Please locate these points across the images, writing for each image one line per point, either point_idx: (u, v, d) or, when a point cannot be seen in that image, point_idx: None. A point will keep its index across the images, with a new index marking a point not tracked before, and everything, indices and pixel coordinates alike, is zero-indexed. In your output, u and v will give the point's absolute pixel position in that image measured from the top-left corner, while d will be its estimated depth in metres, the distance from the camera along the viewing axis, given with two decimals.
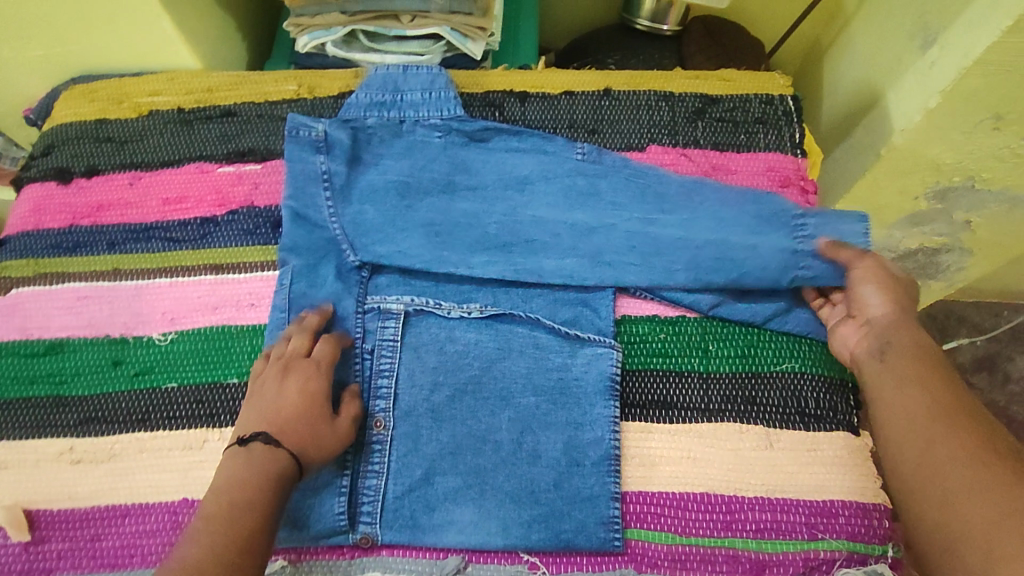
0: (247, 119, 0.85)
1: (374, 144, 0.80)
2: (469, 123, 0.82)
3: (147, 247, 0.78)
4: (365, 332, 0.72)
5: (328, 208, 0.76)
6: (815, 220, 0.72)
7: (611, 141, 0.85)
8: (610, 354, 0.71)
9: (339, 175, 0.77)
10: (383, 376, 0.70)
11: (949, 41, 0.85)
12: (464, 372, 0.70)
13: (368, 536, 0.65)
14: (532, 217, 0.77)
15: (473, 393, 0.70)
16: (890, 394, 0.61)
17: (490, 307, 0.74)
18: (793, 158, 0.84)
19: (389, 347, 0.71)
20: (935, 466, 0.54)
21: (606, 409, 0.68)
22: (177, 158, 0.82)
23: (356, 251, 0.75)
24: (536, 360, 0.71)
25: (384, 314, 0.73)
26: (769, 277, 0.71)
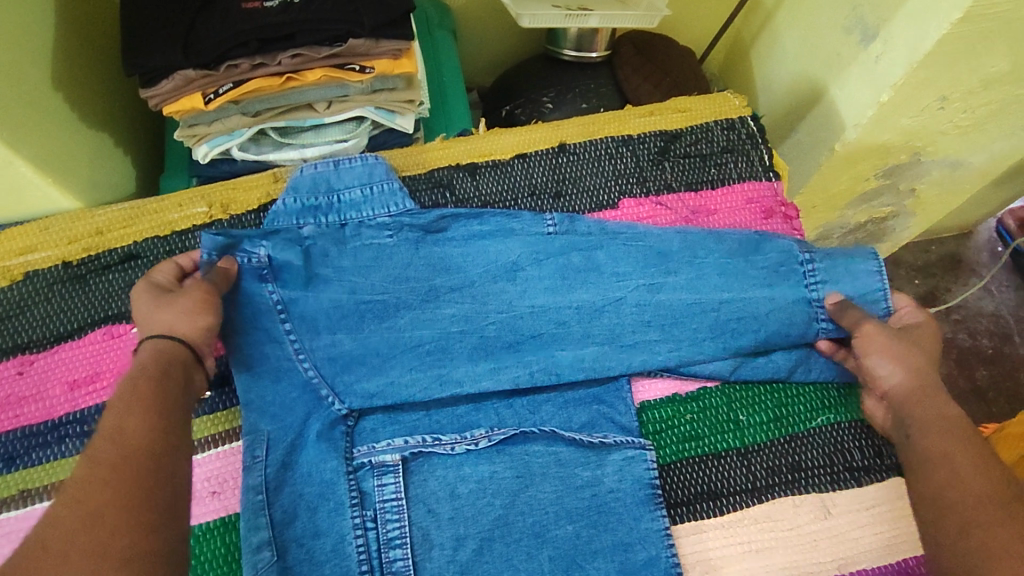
0: (153, 260, 0.71)
1: (330, 257, 0.69)
2: (422, 216, 0.72)
3: (62, 450, 0.63)
4: (362, 495, 0.61)
5: (293, 342, 0.65)
6: (825, 264, 0.70)
7: (579, 203, 0.76)
8: (643, 455, 0.64)
9: (297, 300, 0.66)
10: (396, 546, 0.59)
11: (892, 35, 0.81)
12: (487, 514, 0.61)
13: None
14: (532, 307, 0.69)
15: (504, 537, 0.60)
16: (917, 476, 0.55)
17: (497, 432, 0.64)
18: (768, 183, 0.79)
19: (393, 509, 0.61)
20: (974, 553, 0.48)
21: (656, 522, 0.61)
22: (75, 327, 0.68)
23: (341, 398, 0.65)
24: (562, 481, 0.62)
25: (379, 469, 0.62)
26: (791, 332, 0.68)
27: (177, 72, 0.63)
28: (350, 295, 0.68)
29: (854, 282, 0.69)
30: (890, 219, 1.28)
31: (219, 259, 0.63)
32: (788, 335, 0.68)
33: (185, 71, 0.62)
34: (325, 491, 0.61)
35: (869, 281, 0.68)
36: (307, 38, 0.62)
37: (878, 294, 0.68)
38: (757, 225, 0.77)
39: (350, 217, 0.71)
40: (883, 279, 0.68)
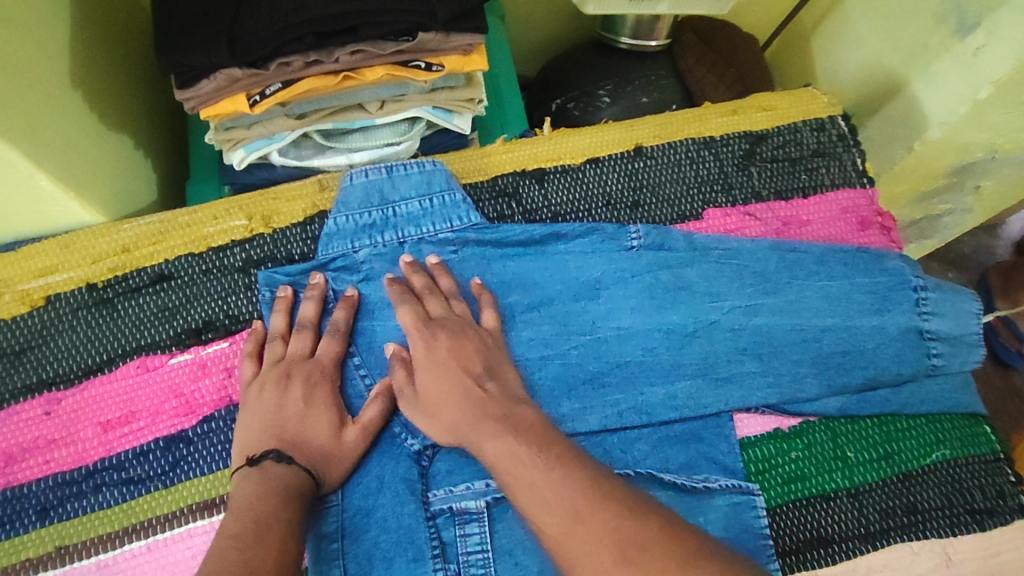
0: (189, 281, 0.63)
1: (396, 276, 0.63)
2: (490, 231, 0.65)
3: (99, 500, 0.56)
4: (443, 545, 0.55)
5: (364, 377, 0.60)
6: (936, 295, 0.66)
7: (660, 213, 0.69)
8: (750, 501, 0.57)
9: (365, 333, 0.62)
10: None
11: (998, 26, 0.74)
12: None
13: None
14: (620, 331, 0.63)
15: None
16: None
17: None
18: (864, 191, 0.72)
19: (478, 561, 0.54)
20: None
21: None
22: (106, 359, 0.60)
23: (416, 434, 0.59)
24: None
25: (461, 517, 0.56)
26: (900, 367, 0.63)
27: (219, 72, 0.54)
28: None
29: (954, 318, 0.66)
30: (947, 216, 1.19)
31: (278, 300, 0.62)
32: (901, 368, 0.63)
33: (229, 69, 0.54)
34: (404, 539, 0.54)
35: (970, 323, 0.66)
36: (372, 32, 0.54)
37: (976, 336, 0.66)
38: (854, 237, 0.70)
39: (408, 234, 0.64)
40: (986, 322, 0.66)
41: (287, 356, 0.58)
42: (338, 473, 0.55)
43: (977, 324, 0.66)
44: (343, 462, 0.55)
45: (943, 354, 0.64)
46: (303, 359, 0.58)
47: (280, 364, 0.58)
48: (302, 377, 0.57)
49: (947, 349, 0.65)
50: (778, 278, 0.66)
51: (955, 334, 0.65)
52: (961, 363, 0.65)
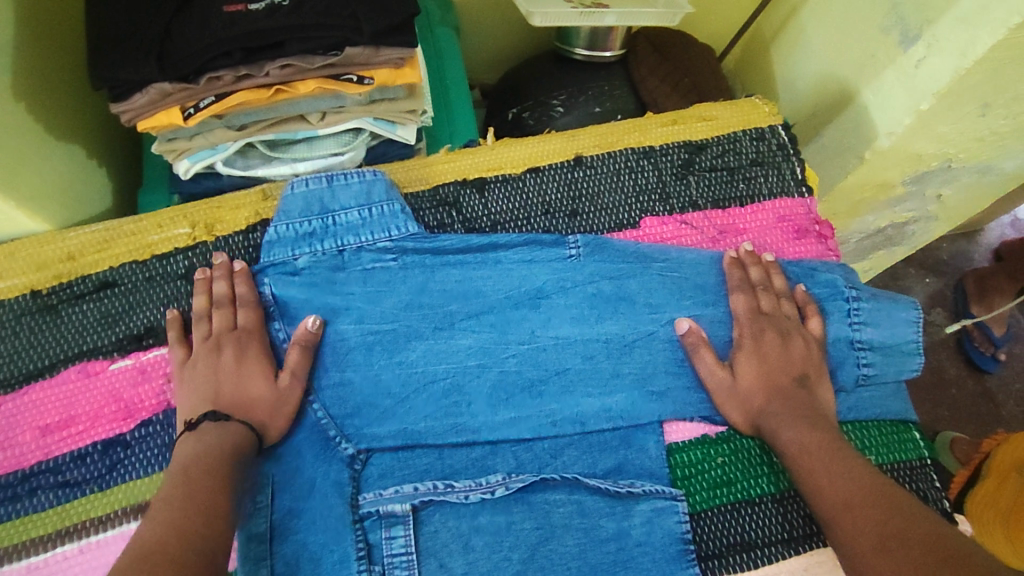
0: (131, 289, 0.65)
1: (334, 284, 0.64)
2: (429, 240, 0.67)
3: (34, 504, 0.57)
4: (369, 547, 0.56)
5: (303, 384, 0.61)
6: (869, 304, 0.66)
7: (598, 222, 0.71)
8: (673, 506, 0.58)
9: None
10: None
11: (937, 38, 0.75)
12: (504, 570, 0.56)
13: None
14: (556, 339, 0.65)
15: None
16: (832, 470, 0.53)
17: (515, 480, 0.59)
18: (801, 200, 0.73)
19: (403, 564, 0.55)
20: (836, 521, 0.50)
21: None
22: (46, 365, 0.61)
23: (350, 440, 0.60)
24: (586, 532, 0.57)
25: (387, 520, 0.56)
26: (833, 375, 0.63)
27: (152, 86, 0.56)
28: (358, 325, 0.63)
29: (889, 328, 0.65)
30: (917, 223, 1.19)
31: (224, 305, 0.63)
32: (834, 374, 0.64)
33: (161, 84, 0.56)
34: (330, 542, 0.55)
35: (905, 331, 0.66)
36: (298, 46, 0.56)
37: (911, 345, 0.65)
38: (789, 246, 0.71)
39: (348, 243, 0.65)
40: (921, 330, 0.66)
41: (214, 332, 0.60)
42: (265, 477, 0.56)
43: (913, 332, 0.66)
44: None
45: (873, 364, 0.64)
46: (229, 329, 0.60)
47: (208, 340, 0.60)
48: (231, 346, 0.59)
49: (878, 358, 0.65)
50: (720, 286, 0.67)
51: (890, 343, 0.65)
52: (895, 372, 0.65)
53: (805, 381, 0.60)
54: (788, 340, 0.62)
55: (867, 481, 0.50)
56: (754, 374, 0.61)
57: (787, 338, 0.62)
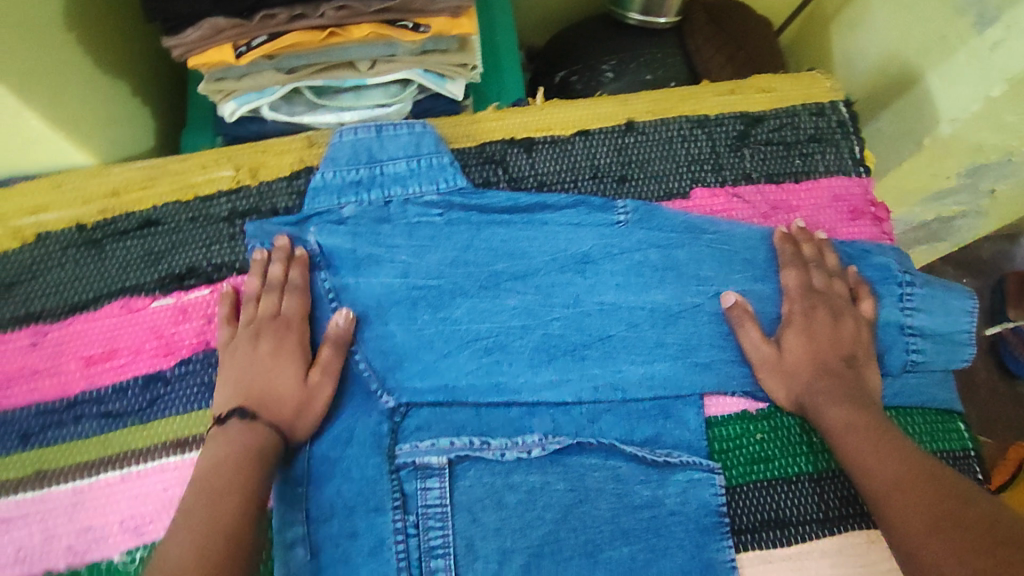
0: (176, 227, 0.64)
1: (379, 234, 0.64)
2: (475, 196, 0.65)
3: (76, 431, 0.58)
4: (404, 497, 0.56)
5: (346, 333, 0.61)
6: (922, 291, 0.64)
7: (647, 188, 0.69)
8: (710, 479, 0.58)
9: (349, 289, 0.62)
10: (437, 555, 0.55)
11: (1016, 20, 0.71)
12: (537, 529, 0.56)
13: None
14: (601, 304, 0.64)
15: (553, 555, 0.55)
16: (871, 456, 0.51)
17: (551, 440, 0.59)
18: (858, 179, 0.71)
19: (437, 514, 0.55)
20: (885, 502, 0.49)
21: (720, 552, 0.56)
22: (90, 297, 0.61)
23: (391, 391, 0.59)
24: (619, 497, 0.57)
25: (423, 471, 0.56)
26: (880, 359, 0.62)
27: (206, 21, 0.55)
28: (403, 277, 0.63)
29: (941, 315, 0.63)
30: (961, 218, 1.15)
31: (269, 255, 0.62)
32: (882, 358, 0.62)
33: (216, 19, 0.55)
34: (365, 489, 0.56)
35: (958, 320, 0.64)
36: None
37: (965, 335, 0.64)
38: (843, 226, 0.69)
39: (394, 193, 0.65)
40: (974, 320, 0.64)
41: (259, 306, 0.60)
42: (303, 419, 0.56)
43: (965, 322, 0.64)
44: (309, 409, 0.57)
45: (922, 351, 0.62)
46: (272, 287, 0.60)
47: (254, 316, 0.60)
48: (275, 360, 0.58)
49: (929, 345, 0.63)
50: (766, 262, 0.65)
51: (943, 331, 0.63)
52: (944, 361, 0.63)
53: (851, 362, 0.59)
54: (839, 321, 0.61)
55: (918, 464, 0.49)
56: (798, 352, 0.60)
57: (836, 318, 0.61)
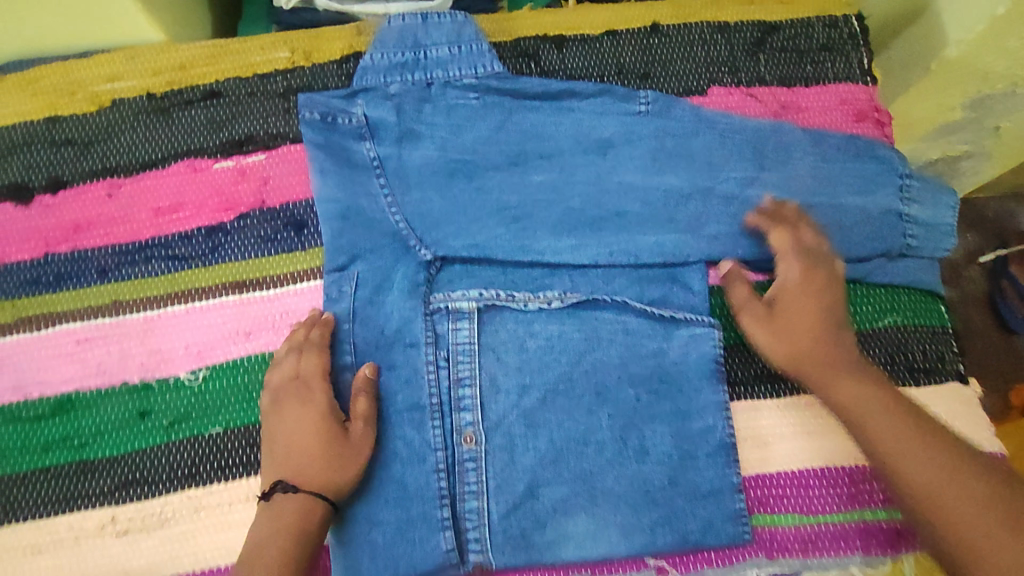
0: (236, 100, 0.70)
1: (421, 113, 0.69)
2: (510, 81, 0.70)
3: (147, 270, 0.65)
4: (437, 336, 0.64)
5: (387, 196, 0.66)
6: (919, 183, 0.68)
7: (666, 86, 0.74)
8: (711, 333, 0.64)
9: (391, 158, 0.67)
10: (465, 385, 0.62)
11: None
12: (553, 369, 0.63)
13: (481, 565, 0.60)
14: (620, 183, 0.69)
15: (567, 393, 0.63)
16: (848, 389, 0.59)
17: (570, 295, 0.65)
18: (864, 88, 0.75)
19: (465, 351, 0.63)
20: (900, 452, 0.55)
21: (714, 395, 0.63)
22: (160, 157, 0.68)
23: (428, 246, 0.65)
24: (628, 347, 0.64)
25: (455, 314, 0.64)
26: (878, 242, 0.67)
27: None
28: (441, 150, 0.68)
29: (934, 207, 0.68)
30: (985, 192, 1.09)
31: (322, 119, 0.67)
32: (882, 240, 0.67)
33: None
34: (403, 327, 0.64)
35: (944, 214, 0.69)
36: None
37: (952, 226, 0.69)
38: (847, 127, 0.74)
39: (436, 76, 0.70)
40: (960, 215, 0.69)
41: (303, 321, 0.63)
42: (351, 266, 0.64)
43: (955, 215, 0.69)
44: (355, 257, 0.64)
45: (916, 237, 0.68)
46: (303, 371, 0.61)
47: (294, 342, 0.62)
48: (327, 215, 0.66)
49: (922, 232, 0.68)
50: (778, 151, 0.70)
51: (932, 221, 0.68)
52: (933, 248, 0.69)
53: None
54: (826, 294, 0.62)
55: (890, 392, 0.59)
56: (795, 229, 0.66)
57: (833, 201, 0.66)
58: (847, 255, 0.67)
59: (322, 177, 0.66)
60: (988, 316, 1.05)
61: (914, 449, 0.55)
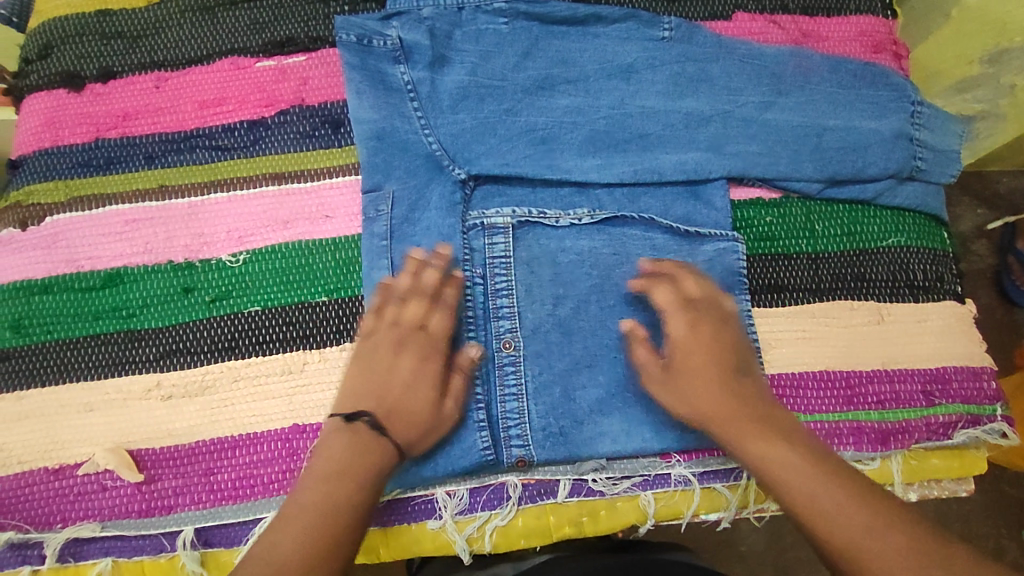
0: (278, 3, 0.74)
1: (452, 39, 0.70)
2: (539, 5, 0.72)
3: (192, 158, 0.69)
4: (473, 251, 0.65)
5: (420, 118, 0.68)
6: (928, 110, 0.72)
7: (693, 9, 0.77)
8: (733, 247, 0.67)
9: (424, 83, 0.68)
10: (502, 295, 0.64)
11: None
12: (586, 282, 0.65)
13: (523, 459, 0.62)
14: (642, 108, 0.71)
15: (599, 301, 0.65)
16: (728, 410, 0.57)
17: (599, 212, 0.67)
18: (883, 20, 0.79)
19: (501, 263, 0.65)
20: (789, 473, 0.53)
21: (739, 304, 0.66)
22: (205, 54, 0.72)
23: (461, 165, 0.66)
24: None
25: (490, 230, 0.66)
26: (889, 164, 0.70)
27: None
28: (471, 75, 0.69)
29: (940, 134, 0.72)
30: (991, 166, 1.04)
31: (359, 41, 0.69)
32: (894, 163, 0.70)
33: None
34: (442, 244, 0.65)
35: (951, 141, 0.72)
36: None
37: (956, 153, 0.73)
38: (865, 56, 0.77)
39: (467, 1, 0.72)
40: (963, 142, 0.73)
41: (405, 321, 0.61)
42: (384, 161, 0.67)
43: (957, 142, 0.73)
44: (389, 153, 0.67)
45: (925, 160, 0.71)
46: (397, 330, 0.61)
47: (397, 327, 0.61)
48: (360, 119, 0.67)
49: (930, 157, 0.71)
50: (798, 76, 0.72)
51: (939, 146, 0.72)
52: (939, 173, 0.72)
53: None
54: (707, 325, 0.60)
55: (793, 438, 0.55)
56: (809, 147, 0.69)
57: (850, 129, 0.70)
58: (858, 175, 0.70)
59: (359, 98, 0.67)
60: (991, 291, 1.04)
61: (792, 459, 0.53)
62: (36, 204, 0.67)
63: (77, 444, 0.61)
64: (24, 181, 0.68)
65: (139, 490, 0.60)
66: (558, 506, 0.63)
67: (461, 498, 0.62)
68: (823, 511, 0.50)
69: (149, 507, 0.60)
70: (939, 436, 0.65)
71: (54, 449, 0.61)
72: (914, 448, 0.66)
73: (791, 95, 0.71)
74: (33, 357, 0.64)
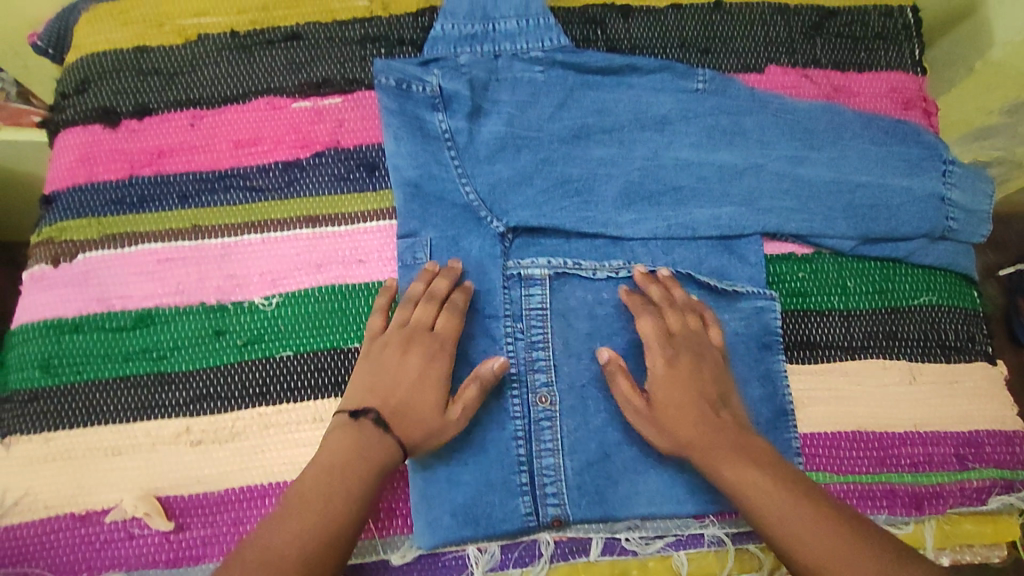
0: (316, 45, 0.74)
1: (488, 89, 0.71)
2: (575, 55, 0.72)
3: (225, 199, 0.69)
4: (512, 302, 0.65)
5: (457, 167, 0.68)
6: (959, 169, 0.72)
7: (726, 61, 0.78)
8: (771, 308, 0.68)
9: (462, 132, 0.69)
10: (539, 348, 0.64)
11: None
12: (621, 336, 0.65)
13: (559, 519, 0.62)
14: (676, 159, 0.71)
15: (635, 357, 0.65)
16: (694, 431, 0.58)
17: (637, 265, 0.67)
18: (913, 77, 0.79)
19: (538, 316, 0.65)
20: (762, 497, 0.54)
21: (775, 364, 0.67)
22: (240, 93, 0.72)
23: (499, 217, 0.67)
24: None
25: (527, 281, 0.66)
26: (921, 225, 0.70)
27: None
28: (508, 125, 0.70)
29: (971, 193, 0.72)
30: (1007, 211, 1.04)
31: (397, 86, 0.69)
32: (926, 224, 0.70)
33: None
34: (479, 296, 0.65)
35: (982, 200, 0.73)
36: None
37: (987, 213, 0.73)
38: (896, 113, 0.77)
39: (504, 49, 0.72)
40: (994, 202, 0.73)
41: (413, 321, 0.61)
42: (420, 210, 0.67)
43: (989, 202, 0.73)
44: (425, 200, 0.67)
45: (957, 220, 0.71)
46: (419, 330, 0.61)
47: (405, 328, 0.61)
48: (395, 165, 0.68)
49: (962, 216, 0.72)
50: (832, 133, 0.73)
51: (971, 206, 0.72)
52: (971, 233, 0.72)
53: None
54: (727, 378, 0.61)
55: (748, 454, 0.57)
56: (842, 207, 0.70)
57: (880, 189, 0.71)
58: (891, 235, 0.70)
59: (396, 144, 0.68)
60: (1004, 333, 1.00)
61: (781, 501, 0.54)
62: (69, 240, 0.67)
63: (104, 489, 0.61)
64: (58, 218, 0.68)
65: (167, 539, 0.60)
66: (590, 565, 0.62)
67: (492, 554, 0.61)
68: (797, 533, 0.52)
69: (177, 556, 0.59)
70: (972, 501, 0.65)
71: (80, 494, 0.60)
72: (947, 513, 0.65)
73: (824, 152, 0.72)
74: (61, 397, 0.63)
